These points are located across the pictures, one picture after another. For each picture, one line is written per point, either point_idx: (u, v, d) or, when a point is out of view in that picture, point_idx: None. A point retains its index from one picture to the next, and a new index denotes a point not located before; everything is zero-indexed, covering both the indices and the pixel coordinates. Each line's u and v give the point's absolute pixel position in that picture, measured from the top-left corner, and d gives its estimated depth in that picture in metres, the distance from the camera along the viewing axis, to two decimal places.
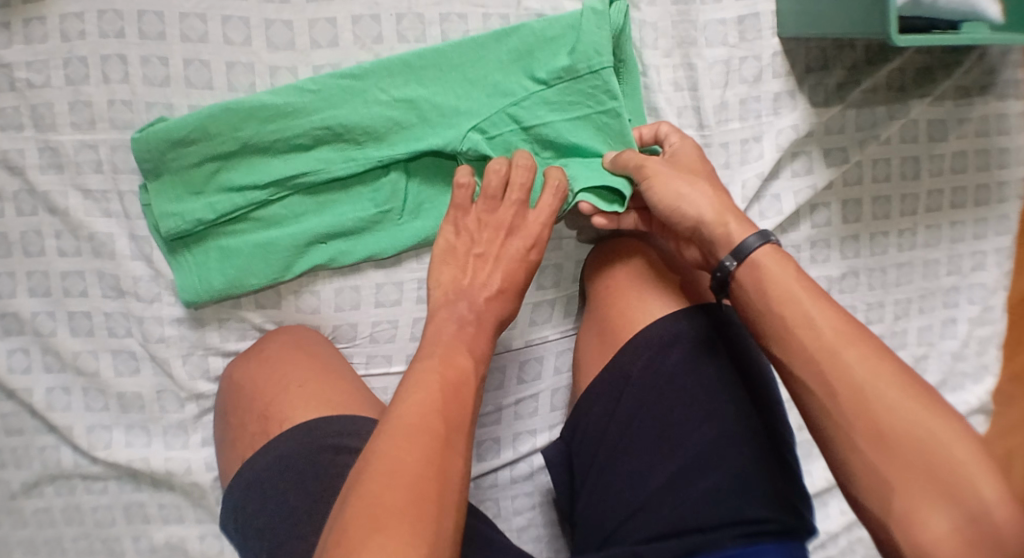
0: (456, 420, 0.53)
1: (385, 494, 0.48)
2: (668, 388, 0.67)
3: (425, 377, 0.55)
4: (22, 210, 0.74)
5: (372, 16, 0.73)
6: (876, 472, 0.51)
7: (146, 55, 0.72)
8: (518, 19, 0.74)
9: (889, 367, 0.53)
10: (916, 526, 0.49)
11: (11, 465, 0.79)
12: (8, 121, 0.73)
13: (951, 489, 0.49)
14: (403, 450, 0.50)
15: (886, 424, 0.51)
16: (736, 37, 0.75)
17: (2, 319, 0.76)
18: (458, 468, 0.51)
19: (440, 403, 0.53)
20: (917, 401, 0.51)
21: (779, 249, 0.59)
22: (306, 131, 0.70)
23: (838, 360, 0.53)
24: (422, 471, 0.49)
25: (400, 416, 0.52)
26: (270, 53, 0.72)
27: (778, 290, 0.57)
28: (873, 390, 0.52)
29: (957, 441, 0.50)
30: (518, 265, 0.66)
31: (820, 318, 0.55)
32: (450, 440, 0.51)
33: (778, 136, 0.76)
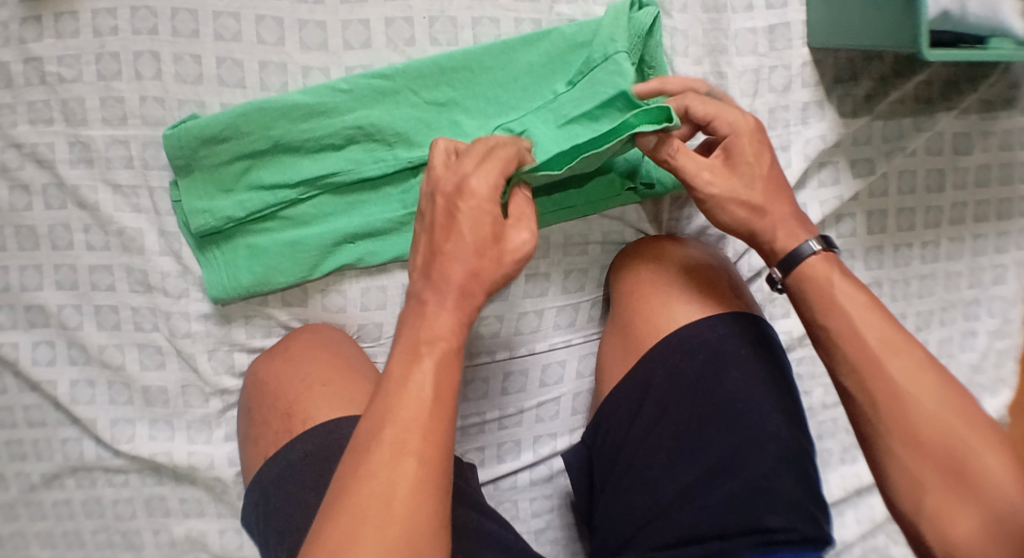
0: (422, 435, 0.50)
1: (345, 524, 0.48)
2: (676, 400, 0.68)
3: (394, 384, 0.51)
4: (50, 204, 0.74)
5: (405, 18, 0.73)
6: (910, 475, 0.55)
7: (178, 53, 0.72)
8: (550, 24, 0.75)
9: (931, 378, 0.56)
10: (943, 526, 0.53)
11: (32, 457, 0.79)
12: (39, 115, 0.73)
13: (979, 494, 0.53)
14: (370, 477, 0.49)
15: (923, 431, 0.55)
16: (766, 46, 0.75)
17: (28, 311, 0.76)
18: (426, 490, 0.50)
19: (406, 419, 0.50)
20: (953, 409, 0.55)
21: (832, 258, 0.60)
22: (338, 131, 0.70)
23: (881, 369, 0.57)
24: (385, 503, 0.48)
25: (369, 427, 0.51)
26: (302, 53, 0.72)
27: (824, 299, 0.59)
28: (916, 400, 0.55)
29: (990, 450, 0.54)
30: (472, 237, 0.56)
31: (864, 327, 0.58)
32: (414, 462, 0.50)
33: (805, 146, 0.76)
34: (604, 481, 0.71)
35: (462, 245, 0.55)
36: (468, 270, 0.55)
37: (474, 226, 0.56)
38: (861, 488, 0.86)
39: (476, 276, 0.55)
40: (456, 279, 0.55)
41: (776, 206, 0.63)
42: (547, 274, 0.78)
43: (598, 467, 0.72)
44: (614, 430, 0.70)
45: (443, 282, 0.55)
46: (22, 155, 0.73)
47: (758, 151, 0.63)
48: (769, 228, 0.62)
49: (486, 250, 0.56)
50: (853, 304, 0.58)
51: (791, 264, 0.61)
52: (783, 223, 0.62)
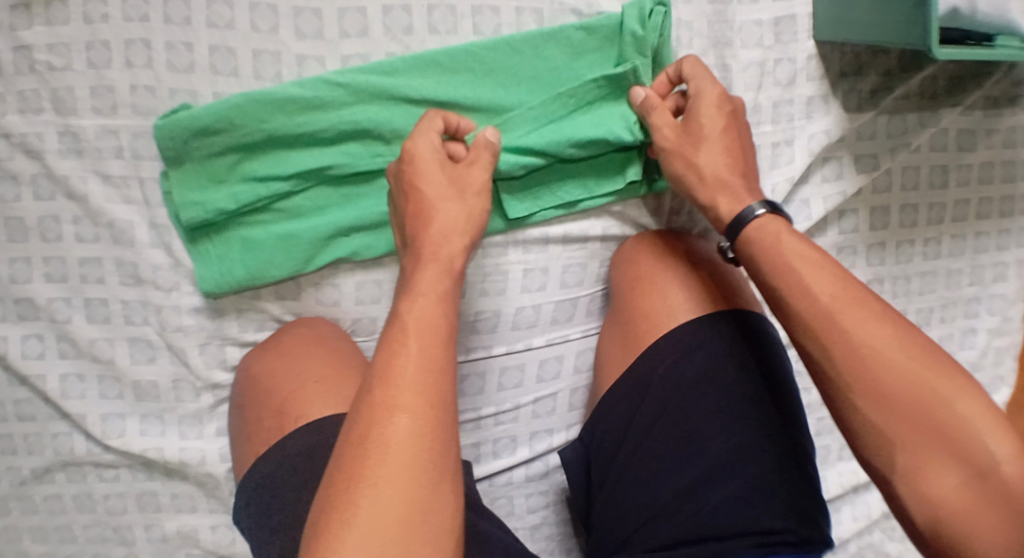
0: (415, 389, 0.50)
1: (343, 481, 0.47)
2: (676, 383, 0.67)
3: (384, 341, 0.53)
4: (39, 195, 0.73)
5: (403, 7, 0.71)
6: (879, 431, 0.53)
7: (171, 41, 0.70)
8: (552, 15, 0.73)
9: (883, 327, 0.55)
10: (925, 485, 0.51)
11: (22, 452, 0.78)
12: (28, 104, 0.71)
13: (957, 446, 0.51)
14: (367, 433, 0.48)
15: (887, 384, 0.53)
16: (771, 38, 0.74)
17: (17, 304, 0.75)
18: (423, 441, 0.49)
19: (394, 370, 0.51)
20: (917, 359, 0.53)
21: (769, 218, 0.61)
22: (334, 125, 0.69)
23: (838, 325, 0.55)
24: (382, 455, 0.48)
25: (366, 389, 0.51)
26: (298, 43, 0.71)
27: (775, 262, 0.59)
28: (880, 354, 0.54)
29: (966, 399, 0.52)
30: (426, 188, 0.61)
31: (817, 284, 0.57)
32: (409, 414, 0.49)
33: (809, 141, 0.75)
34: (603, 477, 0.70)
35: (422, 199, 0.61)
36: (439, 223, 0.60)
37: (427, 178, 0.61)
38: (860, 486, 0.86)
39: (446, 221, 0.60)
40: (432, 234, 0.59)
41: (715, 166, 0.65)
42: (547, 267, 0.76)
43: (596, 467, 0.71)
44: (614, 418, 0.70)
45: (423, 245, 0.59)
46: (11, 145, 0.72)
47: (716, 115, 0.67)
48: (712, 196, 0.65)
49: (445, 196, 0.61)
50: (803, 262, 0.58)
51: (735, 231, 0.63)
52: (722, 182, 0.65)
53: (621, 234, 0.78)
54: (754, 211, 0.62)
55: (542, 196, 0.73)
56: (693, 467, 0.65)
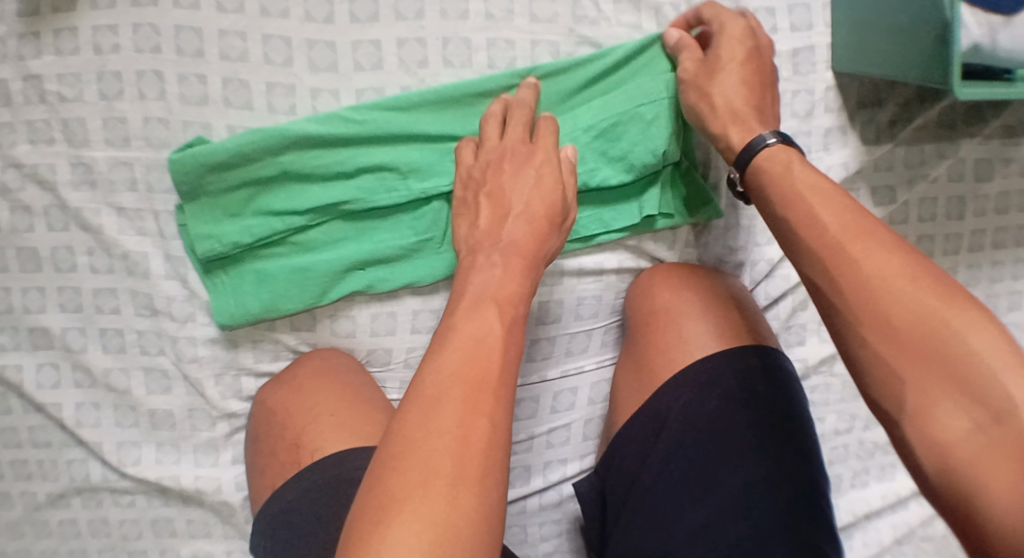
0: (489, 391, 0.51)
1: (416, 460, 0.48)
2: (702, 422, 0.67)
3: (464, 329, 0.54)
4: (53, 226, 0.74)
5: (418, 39, 0.69)
6: (884, 364, 0.50)
7: (183, 73, 0.70)
8: (569, 49, 0.71)
9: (892, 258, 0.52)
10: (931, 428, 0.48)
11: (38, 476, 0.80)
12: (40, 135, 0.72)
13: (972, 387, 0.47)
14: (433, 427, 0.49)
15: (893, 312, 0.50)
16: (790, 70, 0.73)
17: (31, 334, 0.76)
18: (492, 445, 0.50)
19: (480, 362, 0.52)
20: (931, 291, 0.50)
21: (790, 147, 0.61)
22: (349, 160, 0.69)
23: (849, 254, 0.53)
24: (444, 451, 0.48)
25: (431, 381, 0.51)
26: (312, 75, 0.70)
27: (785, 189, 0.58)
28: (885, 285, 0.51)
29: (977, 333, 0.48)
30: (546, 192, 0.65)
31: (825, 213, 0.56)
32: (482, 414, 0.50)
33: (827, 173, 0.75)
34: (619, 509, 0.70)
35: (528, 180, 0.65)
36: (527, 225, 0.64)
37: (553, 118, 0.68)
38: (872, 514, 0.84)
39: (536, 238, 0.63)
40: (524, 243, 0.62)
41: (727, 101, 0.64)
42: (560, 301, 0.76)
43: (612, 501, 0.71)
44: (629, 457, 0.70)
45: (508, 249, 0.62)
46: (23, 175, 0.73)
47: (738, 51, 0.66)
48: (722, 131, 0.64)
49: (552, 170, 0.66)
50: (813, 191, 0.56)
51: (745, 158, 0.62)
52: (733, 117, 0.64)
53: (637, 265, 0.77)
54: (765, 140, 0.61)
55: None
56: (712, 502, 0.66)
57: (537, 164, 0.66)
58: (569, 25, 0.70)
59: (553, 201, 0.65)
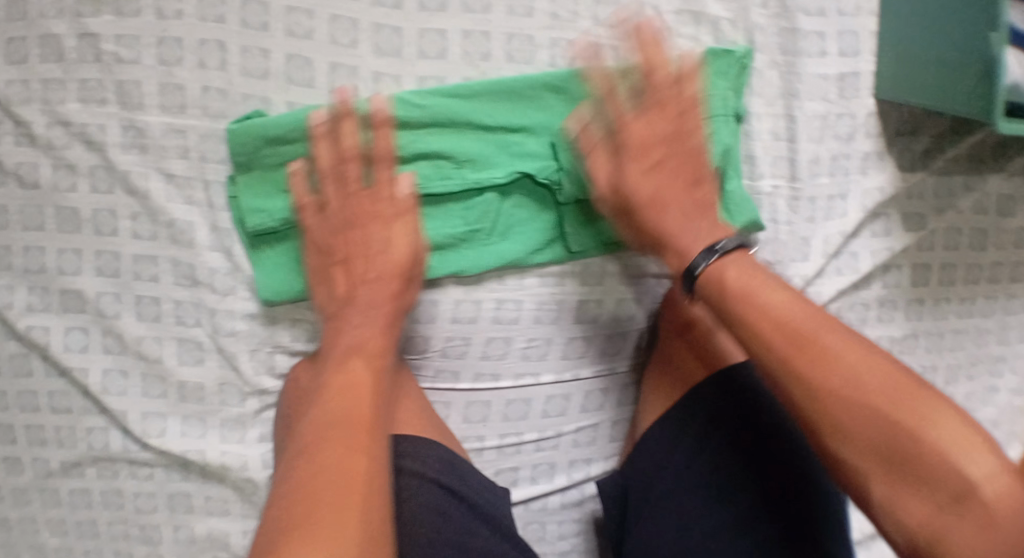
0: (343, 437, 0.58)
1: (317, 507, 0.53)
2: (717, 435, 0.71)
3: (334, 384, 0.63)
4: (97, 187, 0.73)
5: (483, 31, 0.70)
6: (850, 464, 0.57)
7: (246, 45, 0.70)
8: (631, 53, 0.71)
9: (843, 359, 0.57)
10: (901, 515, 0.54)
11: (54, 442, 0.79)
12: (92, 94, 0.71)
13: (930, 476, 0.53)
14: (308, 489, 0.54)
15: (848, 419, 0.56)
16: (836, 93, 0.74)
17: (62, 296, 0.75)
18: (334, 522, 0.52)
19: (354, 407, 0.61)
20: (883, 388, 0.56)
21: (745, 252, 0.66)
22: (406, 145, 0.69)
23: (797, 368, 0.58)
24: (329, 493, 0.54)
25: (313, 427, 0.59)
26: (375, 58, 0.70)
27: (732, 295, 0.63)
28: (837, 393, 0.57)
29: (934, 422, 0.54)
30: (399, 256, 0.69)
31: (779, 316, 0.61)
32: (351, 494, 0.54)
33: (862, 197, 0.75)
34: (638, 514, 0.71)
35: (372, 241, 0.69)
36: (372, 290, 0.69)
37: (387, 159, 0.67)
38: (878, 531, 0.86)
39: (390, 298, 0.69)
40: (380, 299, 0.68)
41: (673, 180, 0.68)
42: (602, 300, 0.76)
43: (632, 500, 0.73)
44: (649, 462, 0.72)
45: (367, 309, 0.68)
46: (70, 134, 0.72)
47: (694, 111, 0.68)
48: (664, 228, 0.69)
49: (402, 226, 0.69)
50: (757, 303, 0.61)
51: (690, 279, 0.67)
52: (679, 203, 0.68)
53: None
54: (700, 264, 0.66)
55: (602, 230, 0.73)
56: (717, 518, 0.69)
57: (368, 221, 0.69)
58: None
59: (404, 256, 0.69)
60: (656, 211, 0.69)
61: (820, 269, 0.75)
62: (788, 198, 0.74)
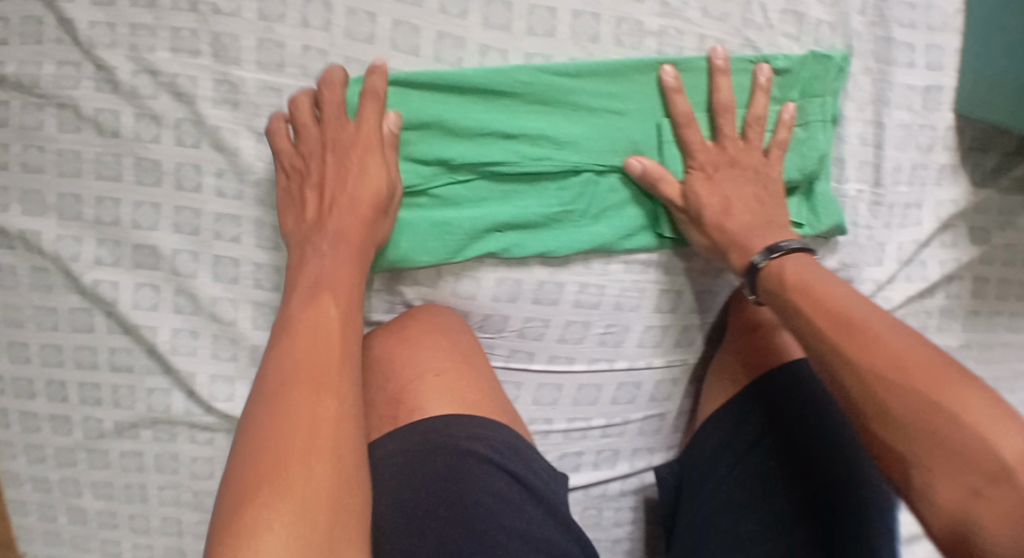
0: (309, 398, 0.55)
1: (290, 443, 0.52)
2: (769, 428, 0.71)
3: (303, 324, 0.60)
4: (182, 141, 0.70)
5: (593, 14, 0.69)
6: (888, 448, 0.56)
7: (353, 7, 0.67)
8: (737, 48, 0.71)
9: (889, 342, 0.56)
10: (934, 499, 0.53)
11: (110, 401, 0.77)
12: (184, 44, 0.69)
13: (964, 459, 0.52)
14: (276, 447, 0.52)
15: (885, 404, 0.55)
16: (920, 103, 0.75)
17: (135, 251, 0.73)
18: (290, 492, 0.50)
19: (319, 356, 0.58)
20: (924, 370, 0.55)
21: (799, 255, 0.65)
22: (507, 120, 0.69)
23: (838, 351, 0.58)
24: (291, 449, 0.52)
25: (278, 373, 0.56)
26: (484, 31, 0.68)
27: (790, 283, 0.63)
28: (874, 374, 0.56)
29: (968, 405, 0.53)
30: (368, 185, 0.66)
31: (829, 299, 0.60)
32: (322, 464, 0.52)
33: (937, 207, 0.77)
34: (692, 497, 0.73)
35: (350, 171, 0.66)
36: (346, 218, 0.66)
37: (375, 97, 0.66)
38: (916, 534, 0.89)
39: (362, 226, 0.66)
40: (352, 231, 0.66)
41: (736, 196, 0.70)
42: (681, 292, 0.77)
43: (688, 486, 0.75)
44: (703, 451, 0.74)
45: (337, 237, 0.65)
46: (157, 83, 0.69)
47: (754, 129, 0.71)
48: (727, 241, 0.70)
49: (376, 157, 0.66)
50: (803, 288, 0.62)
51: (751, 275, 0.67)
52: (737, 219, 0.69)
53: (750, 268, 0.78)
54: (758, 264, 0.66)
55: None
56: (770, 511, 0.69)
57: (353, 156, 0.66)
58: (738, 26, 0.71)
59: (377, 188, 0.66)
60: (724, 220, 0.69)
61: (891, 278, 0.78)
62: (870, 203, 0.75)
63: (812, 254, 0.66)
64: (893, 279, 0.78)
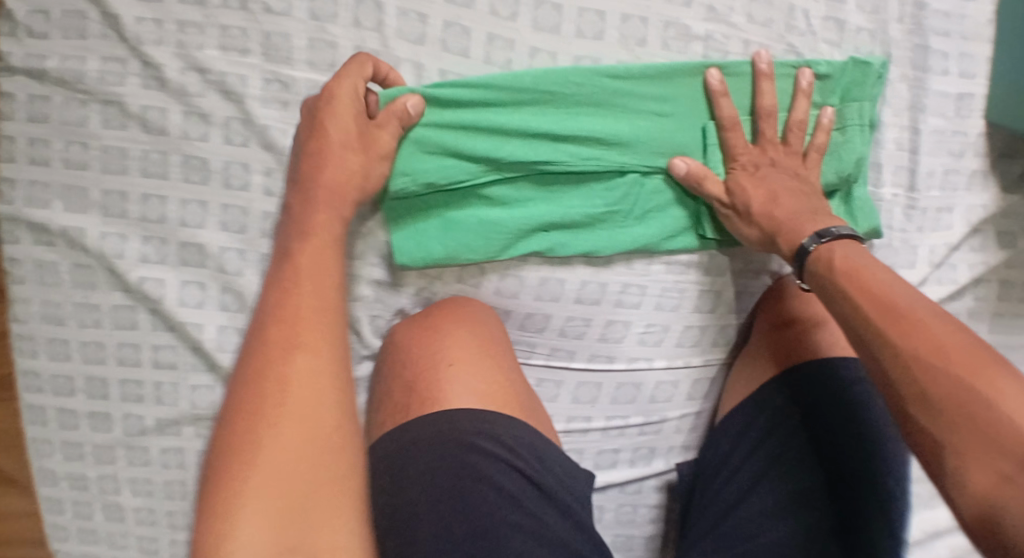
0: (282, 356, 0.58)
1: (274, 403, 0.56)
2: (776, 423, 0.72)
3: (288, 284, 0.62)
4: (230, 139, 0.71)
5: (641, 18, 0.71)
6: (924, 431, 0.53)
7: (405, 9, 0.69)
8: (779, 53, 0.73)
9: (934, 328, 0.55)
10: (967, 485, 0.50)
11: (152, 398, 0.77)
12: (235, 43, 0.69)
13: (1002, 445, 0.49)
14: (248, 405, 0.56)
15: (926, 385, 0.53)
16: (953, 110, 0.77)
17: (181, 248, 0.73)
18: (261, 444, 0.54)
19: (293, 318, 0.60)
20: (971, 356, 0.53)
21: (851, 241, 0.64)
22: (557, 120, 0.70)
23: (885, 333, 0.56)
24: (265, 407, 0.56)
25: (257, 337, 0.60)
26: (534, 34, 0.70)
27: (840, 270, 0.62)
28: (917, 355, 0.54)
29: (1009, 392, 0.51)
30: (335, 140, 0.65)
31: (876, 286, 0.59)
32: (287, 420, 0.55)
33: (967, 212, 0.79)
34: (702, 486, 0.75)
35: (319, 132, 0.66)
36: (326, 169, 0.65)
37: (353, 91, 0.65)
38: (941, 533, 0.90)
39: (339, 173, 0.65)
40: (337, 181, 0.65)
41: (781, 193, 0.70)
42: (719, 292, 0.79)
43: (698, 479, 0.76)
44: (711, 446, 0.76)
45: (313, 187, 0.65)
46: (206, 82, 0.70)
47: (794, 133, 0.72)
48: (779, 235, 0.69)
49: (342, 113, 0.65)
50: (853, 274, 0.61)
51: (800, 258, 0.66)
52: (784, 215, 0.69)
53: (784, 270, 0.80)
54: (808, 247, 0.66)
55: None
56: (777, 495, 0.71)
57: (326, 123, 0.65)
58: (780, 32, 0.73)
59: (341, 138, 0.65)
60: (772, 213, 0.69)
61: (922, 280, 0.79)
62: (905, 206, 0.78)
63: (861, 245, 0.64)
64: (925, 282, 0.79)
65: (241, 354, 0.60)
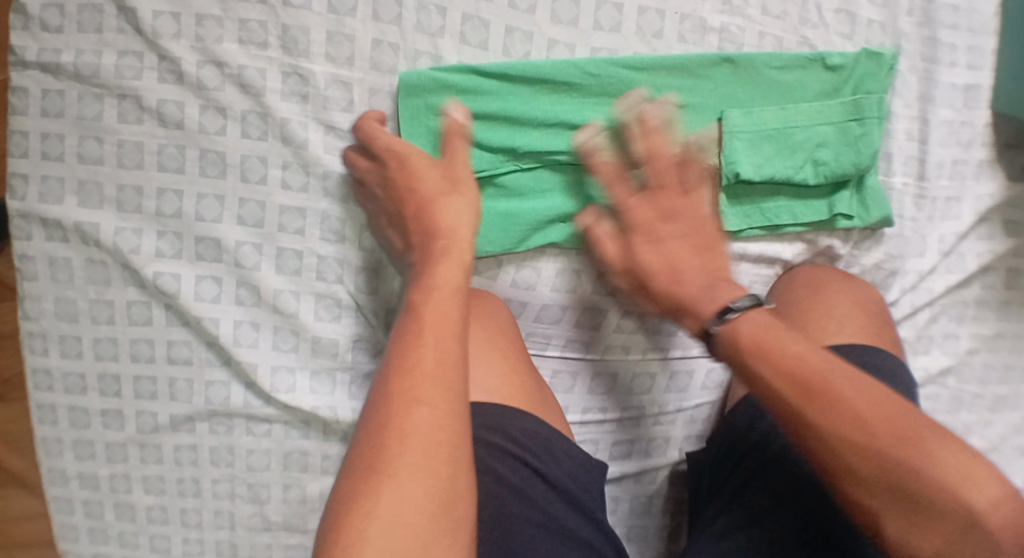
0: (420, 397, 0.51)
1: (397, 450, 0.49)
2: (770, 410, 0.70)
3: (424, 328, 0.53)
4: (248, 133, 0.70)
5: (658, 10, 0.72)
6: (860, 508, 0.52)
7: (425, 2, 0.69)
8: (792, 44, 0.74)
9: (851, 402, 0.52)
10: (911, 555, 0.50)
11: (167, 395, 0.77)
12: (253, 36, 0.69)
13: (931, 512, 0.50)
14: (386, 453, 0.48)
15: (858, 467, 0.51)
16: (962, 101, 0.78)
17: (198, 243, 0.73)
18: (402, 488, 0.47)
19: (428, 371, 0.52)
20: (892, 428, 0.51)
21: (742, 308, 0.58)
22: (574, 111, 0.70)
23: (806, 420, 0.53)
24: (406, 445, 0.49)
25: (394, 382, 0.51)
26: (552, 26, 0.71)
27: (735, 346, 0.57)
28: (844, 438, 0.52)
29: (938, 458, 0.50)
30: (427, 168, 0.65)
31: (787, 360, 0.54)
32: (429, 468, 0.48)
33: (976, 201, 0.80)
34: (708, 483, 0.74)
35: (405, 167, 0.65)
36: (428, 192, 0.64)
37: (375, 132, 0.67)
38: None
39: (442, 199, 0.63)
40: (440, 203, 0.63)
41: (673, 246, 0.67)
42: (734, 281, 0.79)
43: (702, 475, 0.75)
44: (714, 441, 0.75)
45: (428, 216, 0.63)
46: (223, 75, 0.69)
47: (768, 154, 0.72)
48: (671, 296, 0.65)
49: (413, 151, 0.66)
50: (762, 346, 0.55)
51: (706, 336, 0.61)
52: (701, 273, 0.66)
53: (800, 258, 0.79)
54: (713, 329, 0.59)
55: (751, 213, 0.75)
56: (731, 514, 0.67)
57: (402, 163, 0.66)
58: (793, 25, 0.74)
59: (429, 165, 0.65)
60: (675, 280, 0.66)
61: (932, 267, 0.81)
62: (914, 194, 0.79)
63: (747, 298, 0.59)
64: (933, 270, 0.81)
65: (360, 414, 0.52)
